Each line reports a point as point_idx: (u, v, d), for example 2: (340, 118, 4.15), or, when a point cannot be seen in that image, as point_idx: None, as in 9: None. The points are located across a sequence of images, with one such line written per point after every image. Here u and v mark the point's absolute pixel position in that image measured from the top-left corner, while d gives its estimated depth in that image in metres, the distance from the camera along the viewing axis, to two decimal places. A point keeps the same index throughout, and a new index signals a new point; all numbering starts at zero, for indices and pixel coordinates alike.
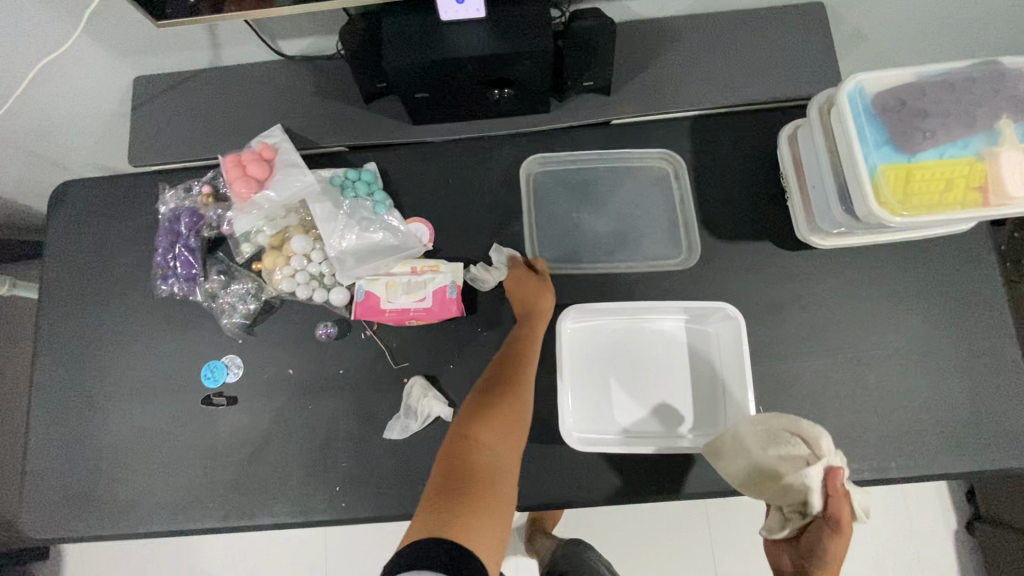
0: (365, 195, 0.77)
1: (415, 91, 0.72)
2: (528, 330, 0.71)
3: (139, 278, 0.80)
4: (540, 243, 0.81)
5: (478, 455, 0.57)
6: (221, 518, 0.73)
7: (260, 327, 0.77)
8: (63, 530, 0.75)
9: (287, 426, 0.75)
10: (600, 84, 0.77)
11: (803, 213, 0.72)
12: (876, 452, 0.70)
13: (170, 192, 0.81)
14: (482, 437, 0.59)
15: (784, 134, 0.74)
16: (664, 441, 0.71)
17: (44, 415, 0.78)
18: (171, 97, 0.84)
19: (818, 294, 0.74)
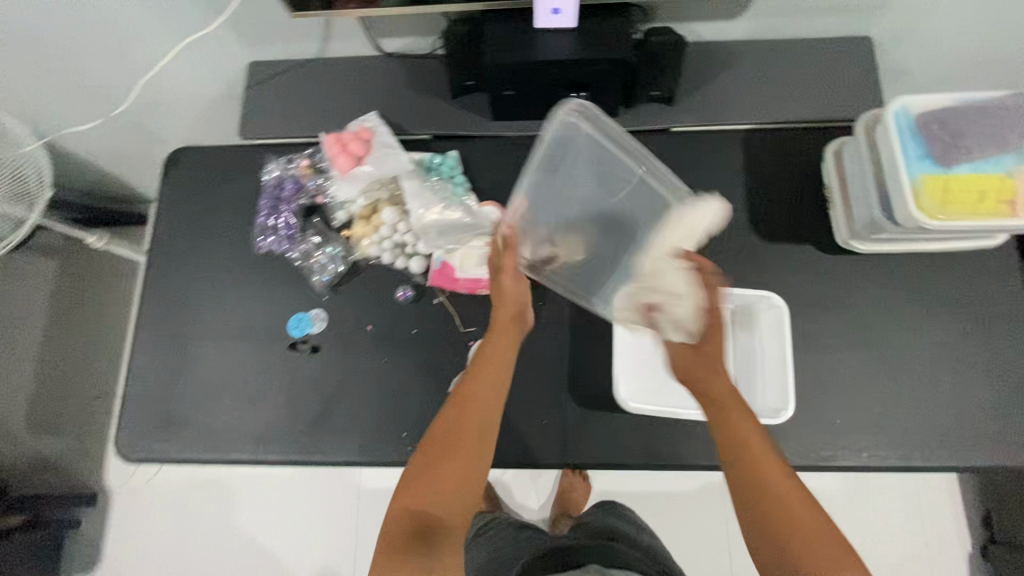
0: (447, 177, 0.88)
1: (503, 88, 0.82)
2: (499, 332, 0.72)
3: (239, 235, 0.89)
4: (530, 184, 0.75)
5: (439, 499, 0.60)
6: (302, 452, 0.82)
7: (346, 286, 0.86)
8: (158, 451, 0.84)
9: (364, 376, 0.84)
10: (665, 94, 0.86)
11: (846, 220, 0.80)
12: (898, 440, 0.77)
13: (274, 162, 0.91)
14: (442, 484, 0.61)
15: (829, 149, 0.82)
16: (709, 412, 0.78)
17: (145, 350, 0.88)
18: (280, 79, 0.94)
19: (853, 295, 0.81)
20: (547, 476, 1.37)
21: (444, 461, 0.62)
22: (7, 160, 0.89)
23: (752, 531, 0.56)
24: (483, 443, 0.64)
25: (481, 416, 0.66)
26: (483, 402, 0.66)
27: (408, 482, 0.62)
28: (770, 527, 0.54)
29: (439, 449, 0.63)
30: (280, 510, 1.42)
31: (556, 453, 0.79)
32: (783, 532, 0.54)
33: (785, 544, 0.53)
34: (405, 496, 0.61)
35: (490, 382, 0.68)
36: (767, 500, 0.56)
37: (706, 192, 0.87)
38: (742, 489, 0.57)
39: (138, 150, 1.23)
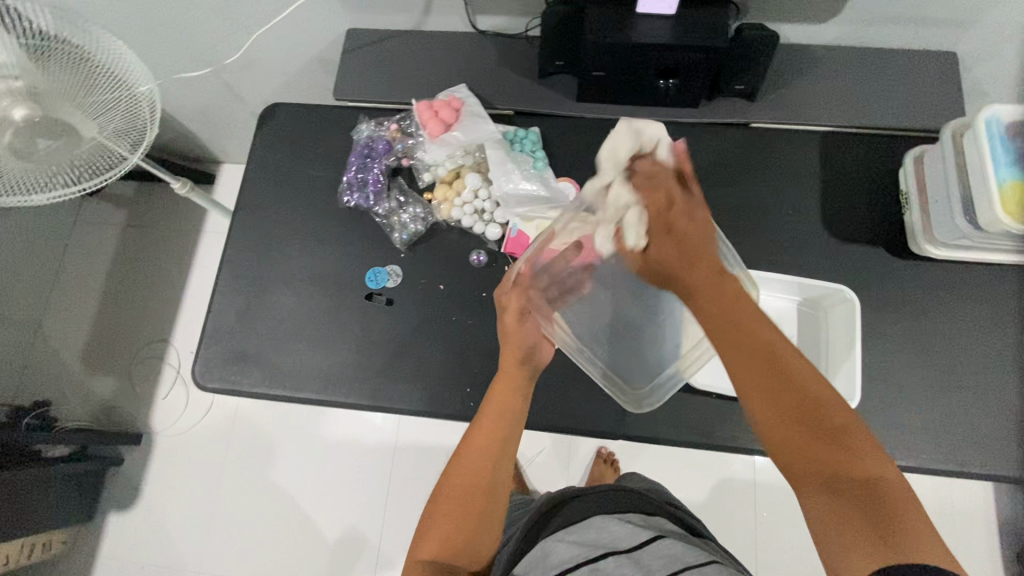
0: (529, 151, 0.91)
1: (594, 69, 0.84)
2: (509, 371, 0.72)
3: (327, 190, 0.95)
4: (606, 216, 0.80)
5: (456, 545, 0.63)
6: (367, 397, 0.85)
7: (423, 246, 0.90)
8: (229, 383, 0.88)
9: (433, 332, 0.87)
10: (749, 89, 0.88)
11: (922, 225, 0.81)
12: (956, 447, 0.77)
13: (366, 124, 0.96)
14: (457, 529, 0.63)
15: (910, 155, 0.84)
16: None
17: (227, 288, 0.92)
18: (371, 46, 0.96)
19: (921, 300, 0.82)
20: (577, 461, 1.39)
21: (458, 507, 0.65)
22: (119, 95, 0.83)
23: (784, 449, 0.52)
24: (494, 493, 0.66)
25: (491, 465, 0.67)
26: (492, 452, 0.67)
27: (428, 525, 0.65)
28: (802, 440, 0.52)
29: (454, 496, 0.65)
30: (314, 466, 1.46)
31: (613, 422, 0.82)
32: (814, 441, 0.51)
33: (817, 458, 0.51)
34: (427, 541, 0.63)
35: (496, 430, 0.69)
36: (792, 415, 0.52)
37: (780, 188, 0.89)
38: (762, 403, 0.53)
39: (222, 104, 1.28)
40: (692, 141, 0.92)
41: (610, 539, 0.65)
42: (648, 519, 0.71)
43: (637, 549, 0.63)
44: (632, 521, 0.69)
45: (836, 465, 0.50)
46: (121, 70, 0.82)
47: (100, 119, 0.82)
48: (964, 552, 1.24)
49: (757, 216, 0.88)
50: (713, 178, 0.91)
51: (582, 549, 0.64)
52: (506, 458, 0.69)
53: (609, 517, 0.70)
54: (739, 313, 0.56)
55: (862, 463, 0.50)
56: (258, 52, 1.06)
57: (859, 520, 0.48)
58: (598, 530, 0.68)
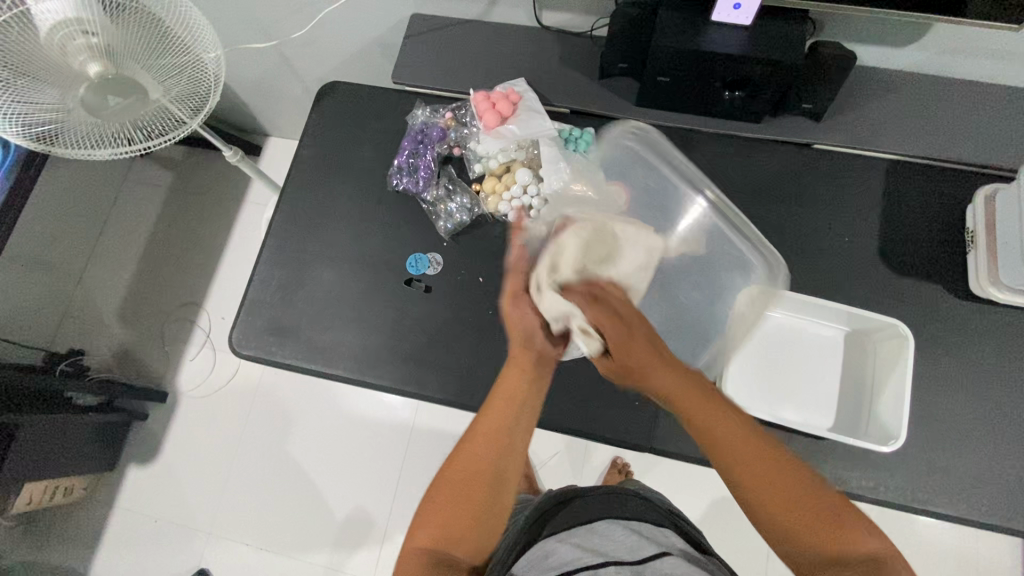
0: (582, 152, 0.90)
1: (659, 75, 0.82)
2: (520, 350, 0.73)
3: (377, 172, 0.95)
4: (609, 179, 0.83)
5: (457, 533, 0.61)
6: (396, 380, 0.86)
7: (466, 236, 0.90)
8: (262, 352, 0.89)
9: (467, 323, 0.87)
10: (816, 109, 0.85)
11: (988, 266, 0.78)
12: (1000, 502, 0.74)
13: (421, 110, 0.96)
14: (459, 515, 0.62)
15: (981, 193, 0.80)
16: (809, 424, 0.79)
17: (271, 259, 0.94)
18: (433, 31, 0.96)
19: (978, 345, 0.79)
20: (590, 468, 1.37)
21: (459, 492, 0.63)
22: (186, 60, 0.84)
23: (753, 484, 0.58)
24: (499, 480, 0.65)
25: (498, 451, 0.66)
26: (501, 439, 0.66)
27: (428, 510, 0.63)
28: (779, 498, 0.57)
29: (455, 483, 0.64)
30: (330, 443, 1.48)
31: (641, 436, 0.81)
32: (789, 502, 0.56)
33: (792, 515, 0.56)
34: (426, 528, 0.62)
35: (505, 416, 0.67)
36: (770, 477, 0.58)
37: (838, 214, 0.86)
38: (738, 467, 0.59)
39: (277, 78, 1.30)
40: (750, 156, 0.90)
41: (613, 548, 0.60)
42: (654, 531, 0.65)
43: (641, 562, 0.57)
44: (639, 531, 0.64)
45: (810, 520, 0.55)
46: (191, 35, 0.82)
47: (167, 82, 0.83)
48: None
49: (810, 239, 0.86)
50: (768, 196, 0.88)
51: (582, 555, 0.60)
52: (516, 443, 0.67)
53: (613, 524, 0.65)
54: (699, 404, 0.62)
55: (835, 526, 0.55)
56: (320, 29, 1.07)
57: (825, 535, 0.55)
58: (600, 537, 0.63)
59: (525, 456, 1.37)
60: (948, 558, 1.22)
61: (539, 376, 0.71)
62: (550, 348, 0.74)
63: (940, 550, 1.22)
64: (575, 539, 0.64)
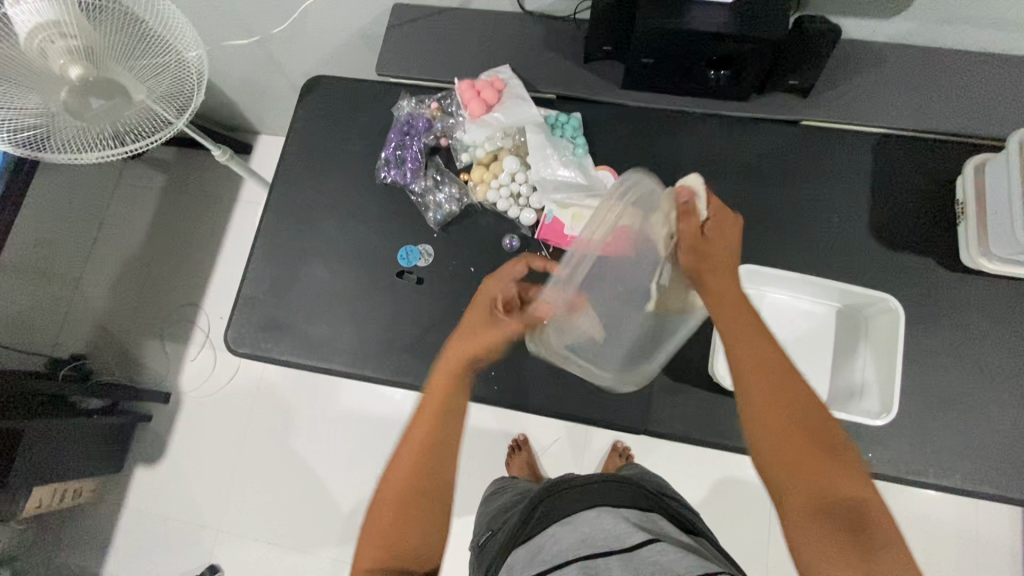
0: (569, 137, 0.90)
1: (643, 56, 0.81)
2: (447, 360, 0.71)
3: (366, 165, 0.95)
4: (576, 164, 0.89)
5: (394, 543, 0.62)
6: (392, 371, 0.86)
7: (456, 226, 0.90)
8: (257, 349, 0.90)
9: (461, 314, 0.87)
10: (804, 84, 0.84)
11: (978, 236, 0.78)
12: (993, 472, 0.74)
13: (407, 100, 0.95)
14: (398, 531, 0.63)
15: (970, 163, 0.80)
16: None
17: (263, 255, 0.94)
18: (416, 23, 0.95)
19: (971, 315, 0.79)
20: (591, 454, 1.38)
21: (398, 505, 0.64)
22: (169, 60, 0.83)
23: (766, 411, 0.59)
24: (427, 487, 0.66)
25: (426, 461, 0.67)
26: (425, 454, 0.67)
27: (368, 530, 0.64)
28: (804, 460, 0.56)
29: (389, 500, 0.65)
30: (333, 437, 1.49)
31: (637, 419, 0.82)
32: (814, 463, 0.56)
33: (807, 482, 0.56)
34: (370, 546, 0.63)
35: (425, 431, 0.68)
36: (794, 437, 0.57)
37: (828, 191, 0.86)
38: (772, 417, 0.59)
39: (263, 74, 1.30)
40: (737, 135, 0.90)
41: (603, 538, 0.62)
42: (644, 520, 0.66)
43: (630, 548, 0.59)
44: (628, 520, 0.65)
45: (818, 482, 0.56)
46: (171, 33, 0.82)
47: (149, 82, 0.83)
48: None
49: (801, 216, 0.86)
50: (757, 177, 0.88)
51: (574, 547, 0.62)
52: (446, 445, 0.68)
53: (604, 512, 0.66)
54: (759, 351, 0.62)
55: (851, 491, 0.55)
56: (304, 25, 1.07)
57: (809, 472, 0.56)
58: (590, 527, 0.64)
59: (526, 444, 1.38)
60: (948, 531, 1.23)
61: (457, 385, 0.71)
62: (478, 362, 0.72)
63: (942, 524, 1.24)
64: (571, 528, 0.65)
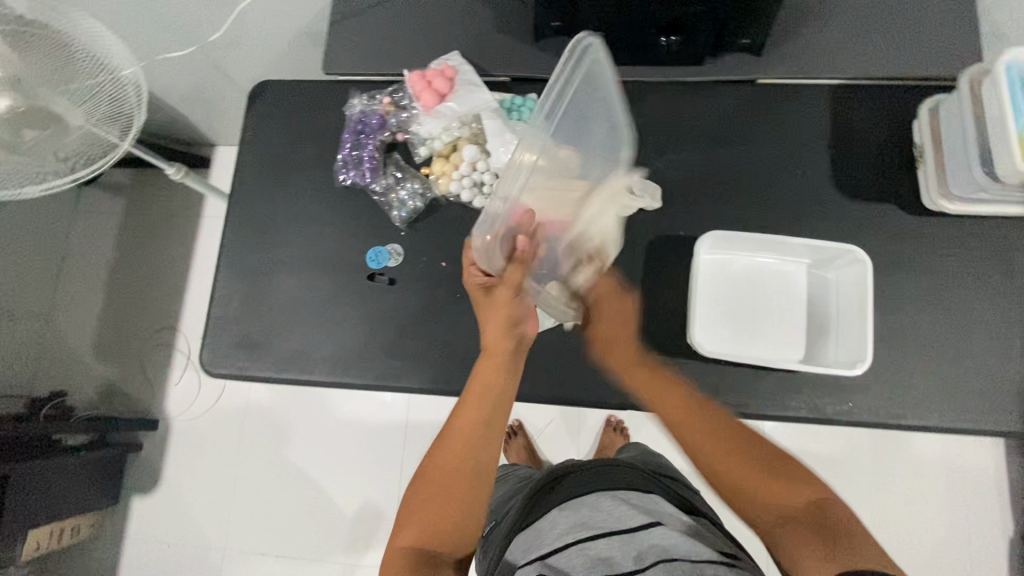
0: (527, 119, 0.88)
1: (595, 26, 0.82)
2: (490, 357, 0.77)
3: (323, 168, 0.92)
4: None
5: (438, 528, 0.65)
6: (373, 376, 0.85)
7: (423, 223, 0.88)
8: (234, 369, 0.88)
9: (438, 310, 0.86)
10: (755, 43, 0.83)
11: (936, 179, 0.78)
12: (968, 407, 0.77)
13: (356, 98, 0.92)
14: (441, 519, 0.65)
15: (924, 107, 0.80)
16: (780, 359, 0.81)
17: (230, 272, 0.91)
18: (359, 19, 0.93)
19: (938, 258, 0.80)
20: (586, 432, 1.40)
21: (443, 486, 0.67)
22: (103, 79, 0.79)
23: (704, 448, 0.69)
24: (477, 475, 0.69)
25: (478, 441, 0.71)
26: (476, 435, 0.71)
27: (408, 512, 0.67)
28: (753, 482, 0.64)
29: (432, 479, 0.69)
30: (330, 445, 1.48)
31: (622, 395, 0.82)
32: (766, 483, 0.64)
33: (763, 494, 0.63)
34: (411, 527, 0.65)
35: (477, 413, 0.72)
36: (734, 461, 0.67)
37: (790, 149, 0.86)
38: (718, 456, 0.68)
39: (208, 84, 1.25)
40: (695, 100, 0.89)
41: (604, 519, 0.63)
42: (643, 499, 0.66)
43: (629, 530, 0.60)
44: (628, 501, 0.65)
45: (774, 493, 0.63)
46: (102, 52, 0.78)
47: (86, 105, 0.79)
48: (978, 509, 1.25)
49: (764, 176, 0.86)
50: (719, 140, 0.88)
51: (575, 530, 0.63)
52: (494, 435, 0.72)
53: (603, 495, 0.67)
54: (682, 419, 0.72)
55: (807, 492, 0.62)
56: (243, 29, 1.03)
57: (763, 481, 0.64)
58: (590, 510, 0.65)
59: (522, 429, 1.39)
60: (935, 467, 1.28)
61: (508, 368, 0.76)
62: (523, 340, 0.78)
63: (930, 462, 1.28)
64: (571, 511, 0.66)
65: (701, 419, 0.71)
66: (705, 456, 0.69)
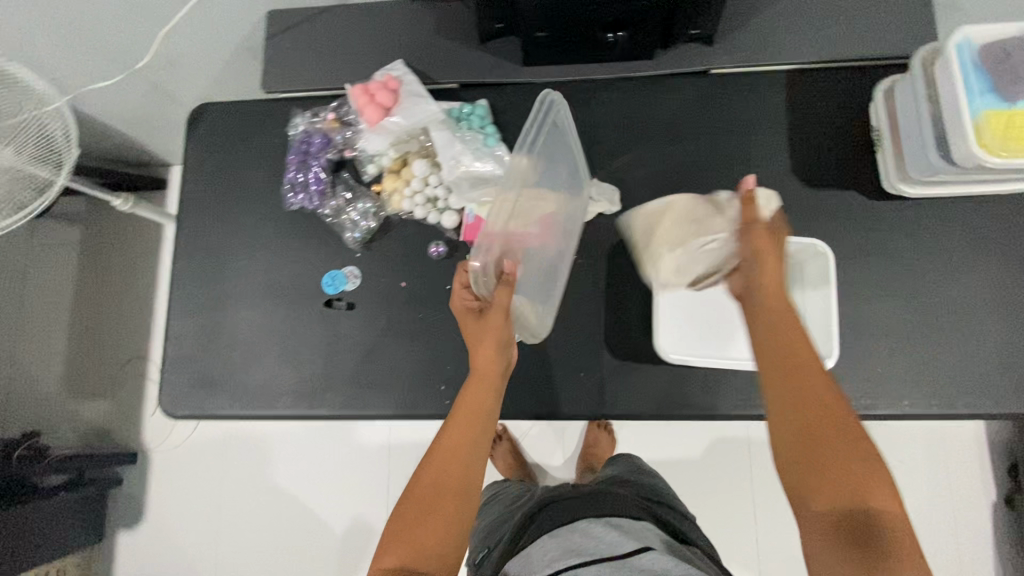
0: (477, 128, 0.85)
1: (538, 30, 0.78)
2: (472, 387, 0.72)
3: (270, 193, 0.89)
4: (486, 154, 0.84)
5: (423, 546, 0.60)
6: (339, 405, 0.83)
7: (378, 243, 0.85)
8: (194, 408, 0.85)
9: (400, 332, 0.84)
10: (705, 32, 0.81)
11: (895, 163, 0.77)
12: (939, 392, 0.76)
13: (299, 117, 0.89)
14: (428, 535, 0.60)
15: (880, 89, 0.79)
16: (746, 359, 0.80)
17: (183, 308, 0.88)
18: (296, 33, 0.89)
19: (902, 242, 0.79)
20: (571, 432, 1.39)
21: (431, 501, 0.63)
22: (24, 117, 0.75)
23: (785, 403, 0.60)
24: (466, 492, 0.65)
25: (468, 456, 0.67)
26: (462, 448, 0.67)
27: (392, 526, 0.62)
28: (821, 453, 0.56)
29: (418, 496, 0.64)
30: (314, 464, 1.47)
31: (593, 406, 0.80)
32: (838, 462, 0.55)
33: (825, 471, 0.55)
34: (397, 546, 0.59)
35: (469, 426, 0.69)
36: (807, 428, 0.58)
37: (748, 140, 0.84)
38: (788, 410, 0.60)
39: (151, 106, 1.20)
40: (649, 94, 0.86)
41: (594, 544, 0.62)
42: (633, 524, 0.66)
43: (622, 556, 0.59)
44: (618, 526, 0.65)
45: (836, 478, 0.55)
46: (19, 90, 0.75)
47: (10, 143, 0.74)
48: (961, 480, 1.27)
49: (724, 170, 0.84)
50: (676, 136, 0.85)
51: (565, 555, 0.62)
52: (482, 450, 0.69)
53: (594, 521, 0.66)
54: (796, 357, 0.62)
55: (879, 494, 0.53)
56: (178, 50, 0.98)
57: (833, 457, 0.56)
58: (580, 535, 0.64)
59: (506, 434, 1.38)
60: (916, 441, 1.29)
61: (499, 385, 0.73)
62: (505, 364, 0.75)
63: (911, 437, 1.29)
64: (557, 538, 0.65)
65: (798, 371, 0.61)
66: (784, 409, 0.60)
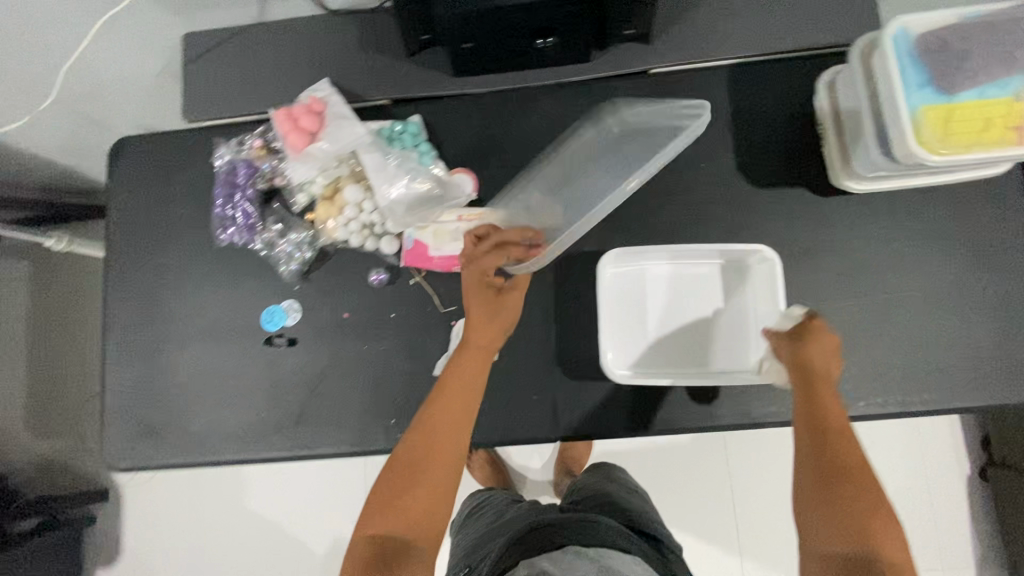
0: (411, 146, 0.81)
1: (462, 41, 0.73)
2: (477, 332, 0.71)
3: (200, 227, 0.85)
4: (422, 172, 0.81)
5: (409, 517, 0.62)
6: (287, 446, 0.80)
7: (316, 273, 0.82)
8: (138, 459, 0.82)
9: (346, 366, 0.81)
10: (641, 32, 0.78)
11: (840, 158, 0.74)
12: (896, 391, 0.75)
13: (224, 146, 0.85)
14: (407, 508, 0.63)
15: (822, 81, 0.76)
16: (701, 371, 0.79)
17: (119, 354, 0.84)
18: (215, 57, 0.85)
19: (851, 239, 0.77)
20: None
21: (416, 477, 0.64)
22: None
23: (810, 443, 0.63)
24: (450, 463, 0.66)
25: (460, 427, 0.67)
26: (461, 420, 0.67)
27: (375, 499, 0.64)
28: (837, 496, 0.58)
29: (401, 471, 0.65)
30: (290, 488, 1.44)
31: (548, 427, 0.78)
32: (848, 506, 0.58)
33: (840, 509, 0.58)
34: (377, 519, 0.63)
35: (465, 393, 0.68)
36: (827, 473, 0.60)
37: (692, 140, 0.81)
38: (809, 455, 0.62)
39: None
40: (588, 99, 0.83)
41: None
42: (621, 561, 0.62)
43: None
44: (604, 562, 0.61)
45: (847, 520, 0.57)
46: None
47: None
48: None
49: (669, 173, 0.81)
50: None
51: None
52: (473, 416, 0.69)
53: (578, 553, 0.61)
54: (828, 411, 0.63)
55: (885, 544, 0.55)
56: None
57: (850, 506, 0.58)
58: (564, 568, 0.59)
59: None
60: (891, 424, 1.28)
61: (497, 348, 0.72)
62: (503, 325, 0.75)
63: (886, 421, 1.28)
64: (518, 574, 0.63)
65: (835, 422, 0.63)
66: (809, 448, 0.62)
